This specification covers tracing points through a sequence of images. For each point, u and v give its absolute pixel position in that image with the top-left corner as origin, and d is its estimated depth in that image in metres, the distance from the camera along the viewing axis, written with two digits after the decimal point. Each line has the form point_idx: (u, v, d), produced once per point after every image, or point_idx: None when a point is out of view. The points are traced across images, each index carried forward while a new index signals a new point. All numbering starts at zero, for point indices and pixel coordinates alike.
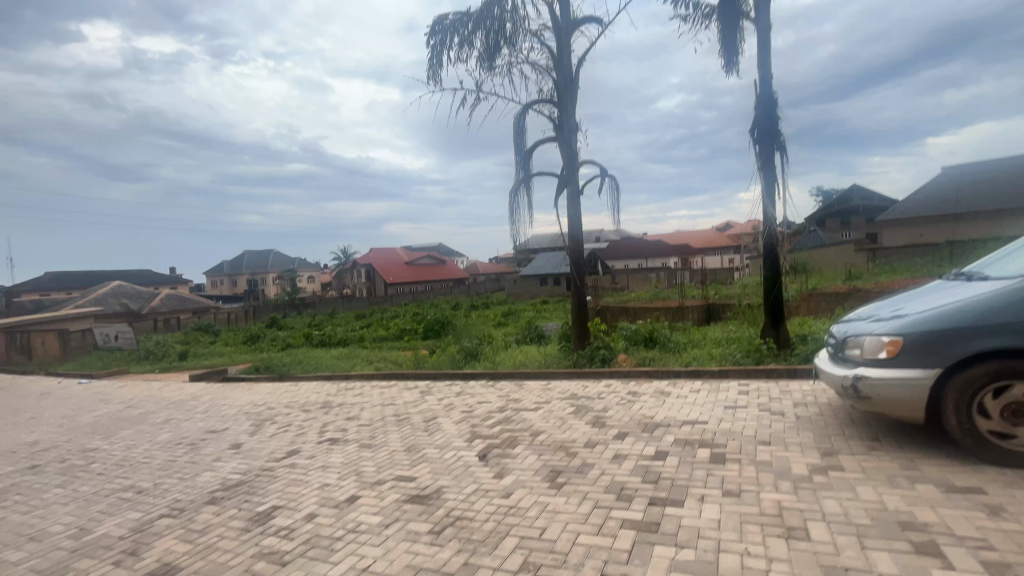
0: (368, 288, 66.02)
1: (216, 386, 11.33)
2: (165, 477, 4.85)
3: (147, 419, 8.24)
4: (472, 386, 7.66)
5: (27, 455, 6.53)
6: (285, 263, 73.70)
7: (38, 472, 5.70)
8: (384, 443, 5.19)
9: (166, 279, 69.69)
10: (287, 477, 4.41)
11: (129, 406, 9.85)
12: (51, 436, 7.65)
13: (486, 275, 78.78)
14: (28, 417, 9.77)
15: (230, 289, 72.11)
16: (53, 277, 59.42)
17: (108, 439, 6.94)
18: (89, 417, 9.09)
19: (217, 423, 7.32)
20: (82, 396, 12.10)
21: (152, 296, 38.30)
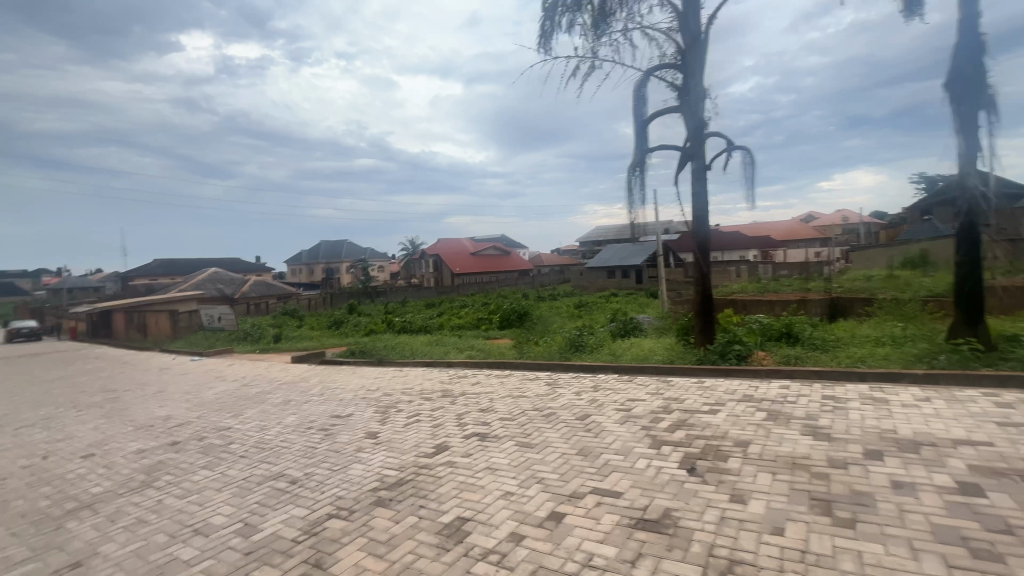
0: (435, 278, 67.18)
1: (320, 368, 11.32)
2: (313, 466, 4.43)
3: (268, 399, 8.17)
4: (607, 381, 6.81)
5: (166, 430, 6.51)
6: (358, 254, 76.85)
7: (181, 449, 5.56)
8: (547, 443, 4.47)
9: (253, 267, 74.93)
10: (455, 478, 3.79)
11: (244, 385, 9.98)
12: (182, 411, 7.73)
13: (549, 267, 77.71)
14: (156, 390, 10.18)
15: (308, 278, 76.36)
16: (160, 264, 65.71)
17: (238, 418, 6.81)
18: (211, 393, 9.27)
19: (341, 407, 7.03)
20: (199, 372, 12.62)
21: (243, 282, 41.00)
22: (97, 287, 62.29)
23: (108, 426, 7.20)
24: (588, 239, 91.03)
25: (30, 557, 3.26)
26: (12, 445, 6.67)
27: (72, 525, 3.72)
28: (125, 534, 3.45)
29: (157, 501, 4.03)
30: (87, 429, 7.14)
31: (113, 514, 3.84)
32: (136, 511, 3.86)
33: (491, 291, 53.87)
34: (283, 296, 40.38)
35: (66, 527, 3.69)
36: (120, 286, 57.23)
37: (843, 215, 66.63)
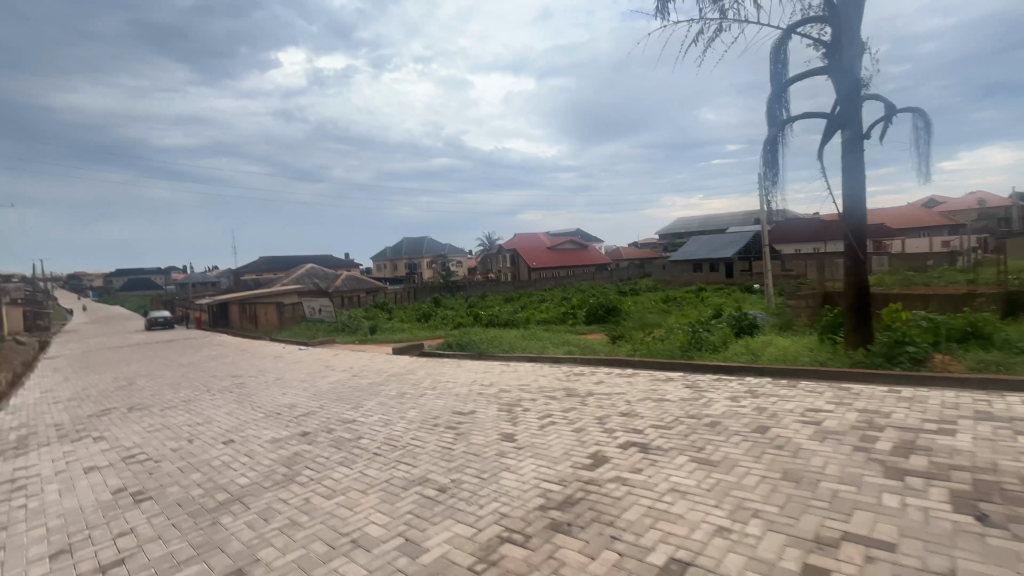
0: (512, 273, 67.37)
1: (423, 361, 11.24)
2: (458, 472, 3.98)
3: (383, 391, 8.07)
4: (763, 386, 5.81)
5: (294, 420, 6.54)
6: (437, 250, 79.37)
7: (313, 440, 5.44)
8: (732, 461, 3.67)
9: (343, 264, 79.95)
10: (639, 501, 3.13)
11: (355, 375, 10.11)
12: (304, 400, 7.84)
13: (628, 261, 75.03)
14: (275, 378, 10.61)
15: (392, 273, 80.09)
16: (265, 261, 72.16)
17: (360, 410, 6.69)
18: (327, 382, 9.42)
19: (460, 403, 6.68)
20: (309, 361, 13.16)
21: (335, 277, 43.63)
22: (216, 281, 69.86)
23: (241, 412, 7.44)
24: (669, 231, 86.66)
25: (193, 556, 3.07)
26: (161, 426, 7.05)
27: (228, 521, 3.54)
28: (281, 538, 3.18)
29: (306, 499, 3.79)
30: (222, 414, 7.43)
31: (265, 511, 3.64)
32: (286, 510, 3.63)
33: (569, 285, 52.92)
34: (372, 289, 42.33)
35: (222, 522, 3.53)
36: (233, 281, 63.67)
37: (977, 197, 57.36)
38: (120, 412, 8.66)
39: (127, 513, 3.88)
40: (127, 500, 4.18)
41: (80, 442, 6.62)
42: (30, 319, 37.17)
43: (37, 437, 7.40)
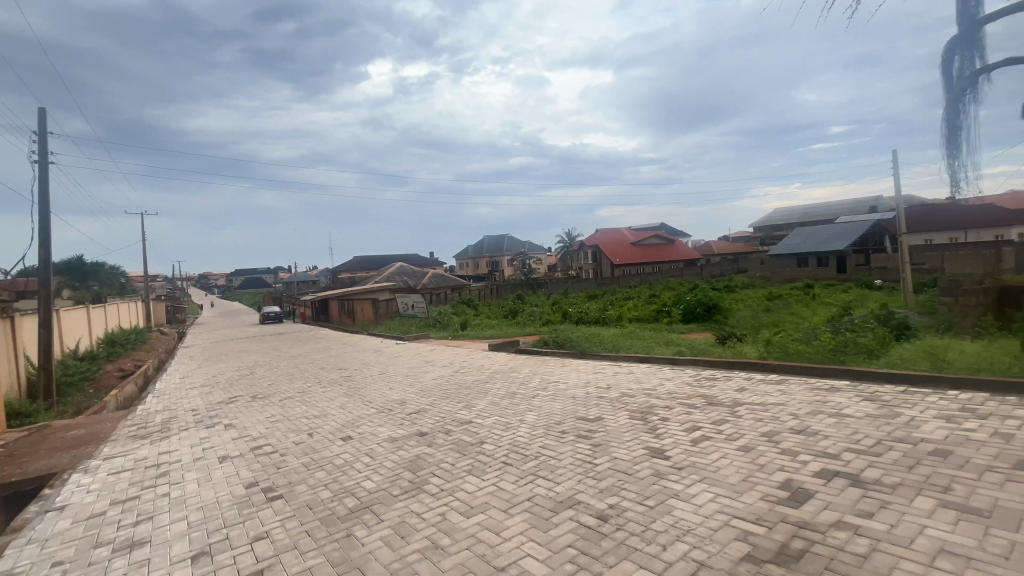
0: (594, 270, 65.66)
1: (523, 358, 10.78)
2: (614, 496, 3.32)
3: (491, 389, 7.66)
4: (985, 405, 4.48)
5: (409, 417, 6.29)
6: (518, 248, 79.72)
7: (432, 442, 5.08)
8: (1014, 512, 2.63)
9: (429, 262, 83.08)
10: (900, 566, 2.25)
11: (457, 371, 9.87)
12: (413, 396, 7.66)
13: (719, 257, 70.03)
14: (380, 372, 10.71)
15: (474, 271, 81.79)
16: (358, 261, 77.05)
17: (474, 410, 6.28)
18: (431, 378, 9.25)
19: (581, 407, 6.04)
20: (409, 356, 13.28)
21: (422, 275, 45.12)
22: (316, 280, 75.81)
23: (354, 405, 7.41)
24: (766, 222, 79.57)
25: None
26: (282, 416, 7.20)
27: (363, 534, 3.19)
28: (426, 565, 2.72)
29: (442, 515, 3.34)
30: (337, 407, 7.45)
31: (400, 526, 3.24)
32: (423, 527, 3.20)
33: (656, 282, 50.30)
34: (456, 286, 43.13)
35: (357, 535, 3.18)
36: (331, 279, 68.66)
37: None
38: (245, 400, 9.10)
39: (260, 513, 3.70)
40: (259, 496, 4.03)
41: (213, 428, 6.92)
42: (170, 314, 42.62)
43: (177, 421, 7.94)
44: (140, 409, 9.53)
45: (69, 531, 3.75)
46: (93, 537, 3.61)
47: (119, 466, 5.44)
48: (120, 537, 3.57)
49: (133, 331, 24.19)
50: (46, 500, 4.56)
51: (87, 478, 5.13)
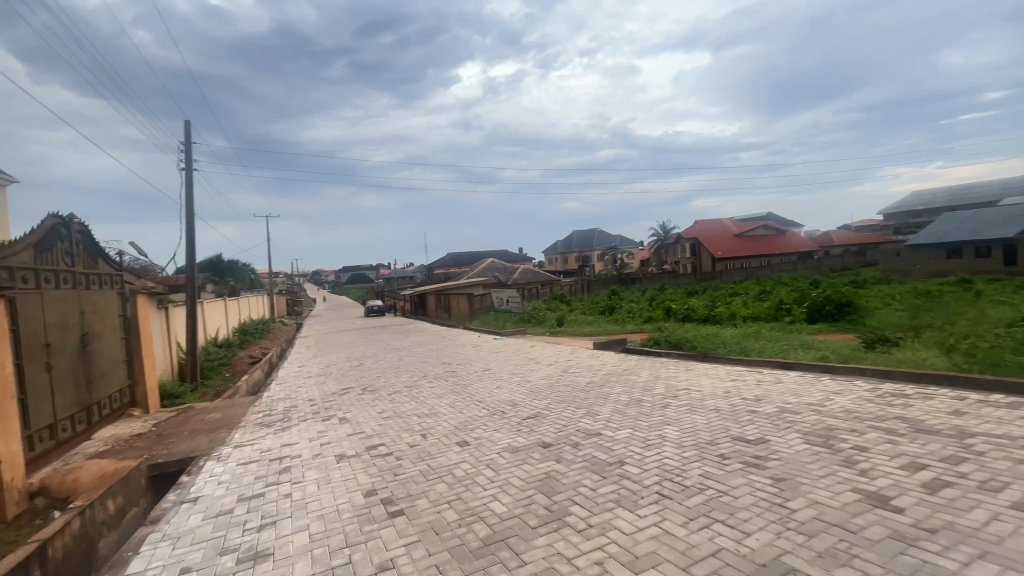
0: (692, 264, 61.44)
1: (637, 360, 9.79)
2: (846, 567, 2.37)
3: (610, 394, 6.85)
4: None
5: (526, 423, 5.70)
6: (609, 242, 77.29)
7: (559, 457, 4.41)
8: None
9: (518, 258, 83.64)
10: None
11: (566, 371, 9.17)
12: (524, 398, 7.09)
13: (842, 248, 61.99)
14: (484, 369, 10.36)
15: (563, 266, 80.85)
16: (452, 257, 79.77)
17: (599, 420, 5.51)
18: (539, 378, 8.65)
19: (733, 423, 5.01)
20: (510, 352, 12.87)
21: (513, 270, 45.23)
22: (413, 276, 79.86)
23: (464, 405, 7.01)
24: (901, 208, 68.97)
25: None
26: (394, 413, 7.02)
27: None
28: None
29: (600, 566, 2.63)
30: (447, 406, 7.11)
31: None
32: None
33: (766, 276, 45.60)
34: (547, 281, 42.50)
35: None
36: (426, 275, 71.87)
37: None
38: (357, 392, 9.19)
39: (382, 533, 3.28)
40: (380, 510, 3.63)
41: (330, 421, 6.92)
42: (290, 307, 47.22)
43: (298, 411, 8.17)
44: (266, 396, 10.09)
45: (199, 530, 3.63)
46: (220, 542, 3.42)
47: (247, 456, 5.49)
48: (244, 545, 3.35)
49: (260, 321, 26.84)
50: (183, 488, 4.61)
51: (219, 466, 5.19)
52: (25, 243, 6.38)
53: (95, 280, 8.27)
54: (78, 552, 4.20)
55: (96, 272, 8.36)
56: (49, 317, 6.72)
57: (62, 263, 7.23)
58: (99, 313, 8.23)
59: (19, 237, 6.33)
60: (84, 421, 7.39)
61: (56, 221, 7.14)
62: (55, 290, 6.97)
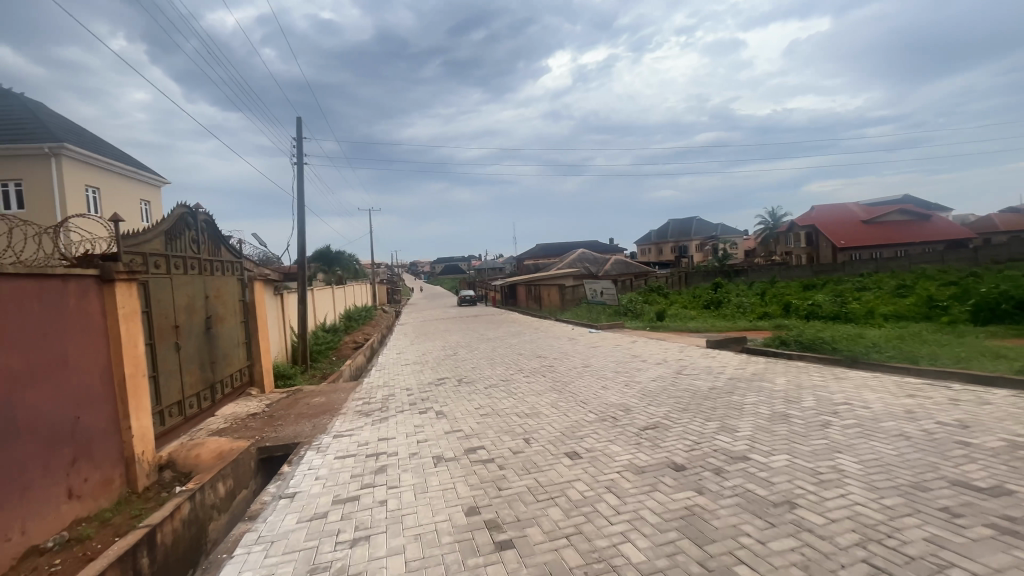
0: (809, 254, 54.73)
1: (765, 363, 8.37)
2: None
3: (744, 405, 5.69)
4: None
5: (645, 435, 4.83)
6: (708, 231, 71.85)
7: (700, 488, 3.50)
8: None
9: (609, 249, 81.12)
10: None
11: (680, 373, 8.06)
12: (637, 403, 6.18)
13: (1007, 235, 51.46)
14: (584, 365, 9.55)
15: (657, 257, 76.72)
16: (541, 249, 79.56)
17: (741, 440, 4.46)
18: (649, 379, 7.66)
19: (941, 458, 3.72)
20: (609, 347, 11.90)
21: (605, 261, 43.44)
22: (503, 268, 80.77)
23: (567, 407, 6.27)
24: None
25: None
26: (491, 410, 6.51)
27: None
28: None
29: None
30: (548, 406, 6.44)
31: None
32: None
33: (904, 268, 39.06)
34: (641, 272, 40.12)
35: None
36: (516, 266, 72.37)
37: None
38: (452, 384, 8.87)
39: (489, 572, 2.67)
40: (485, 538, 3.05)
41: (426, 414, 6.59)
42: (389, 296, 49.89)
43: (395, 400, 8.04)
44: (365, 382, 10.19)
45: (293, 536, 3.32)
46: (311, 555, 3.05)
47: (345, 448, 5.26)
48: (335, 562, 2.94)
49: (363, 308, 28.40)
50: (283, 480, 4.43)
51: (318, 459, 5.00)
52: (156, 231, 6.79)
53: (217, 267, 8.80)
54: (188, 537, 4.17)
55: (219, 259, 8.90)
56: (177, 300, 7.14)
57: (189, 250, 7.70)
58: (222, 298, 8.75)
59: (152, 225, 6.75)
60: (208, 398, 7.85)
61: (183, 210, 7.60)
62: (183, 275, 7.42)
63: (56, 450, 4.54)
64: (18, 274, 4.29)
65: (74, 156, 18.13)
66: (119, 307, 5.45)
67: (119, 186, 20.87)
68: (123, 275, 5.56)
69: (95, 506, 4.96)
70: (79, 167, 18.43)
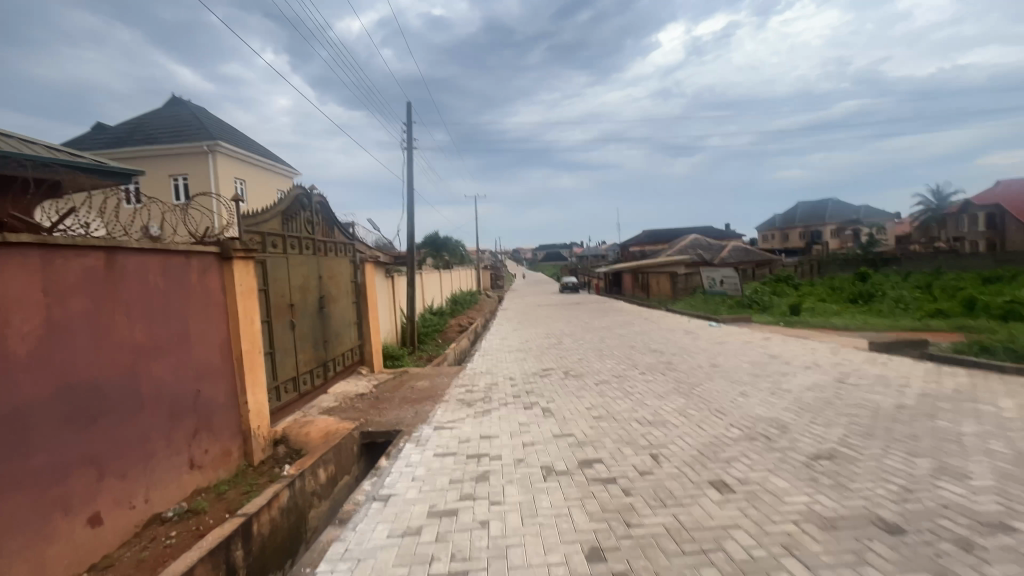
0: (989, 240, 44.60)
1: (967, 378, 6.37)
2: None
3: (964, 437, 4.14)
4: None
5: (820, 469, 3.63)
6: (849, 214, 62.19)
7: (944, 571, 2.34)
8: None
9: (725, 235, 74.27)
10: None
11: (843, 382, 6.44)
12: (794, 420, 4.89)
13: None
14: (710, 364, 8.23)
15: (782, 244, 68.45)
16: (648, 236, 75.49)
17: (983, 494, 3.09)
18: (802, 388, 6.20)
19: None
20: (737, 345, 10.29)
21: (721, 248, 39.59)
22: (606, 255, 78.32)
23: (699, 417, 5.18)
24: None
25: None
26: (605, 412, 5.65)
27: None
28: None
29: None
30: (675, 414, 5.40)
31: None
32: None
33: None
34: (764, 259, 35.73)
35: None
36: (620, 253, 69.64)
37: None
38: (557, 377, 8.14)
39: None
40: None
41: (531, 411, 5.94)
42: (493, 282, 50.78)
43: (498, 390, 7.55)
44: (468, 368, 9.89)
45: (381, 556, 2.82)
46: None
47: (444, 444, 4.80)
48: None
49: (467, 293, 28.99)
50: (379, 477, 4.04)
51: (417, 454, 4.58)
52: (275, 211, 6.96)
53: (331, 248, 9.02)
54: (286, 526, 3.96)
55: (333, 240, 9.11)
56: (293, 279, 7.31)
57: (304, 231, 7.89)
58: (335, 278, 8.95)
59: (270, 205, 6.92)
60: (320, 376, 8.04)
61: (299, 191, 7.76)
62: (298, 255, 7.60)
63: (178, 421, 4.65)
64: (145, 250, 4.37)
65: (226, 152, 20.50)
66: (236, 285, 5.54)
67: (261, 178, 23.33)
68: (241, 253, 5.64)
69: (214, 477, 5.08)
70: (230, 161, 20.81)
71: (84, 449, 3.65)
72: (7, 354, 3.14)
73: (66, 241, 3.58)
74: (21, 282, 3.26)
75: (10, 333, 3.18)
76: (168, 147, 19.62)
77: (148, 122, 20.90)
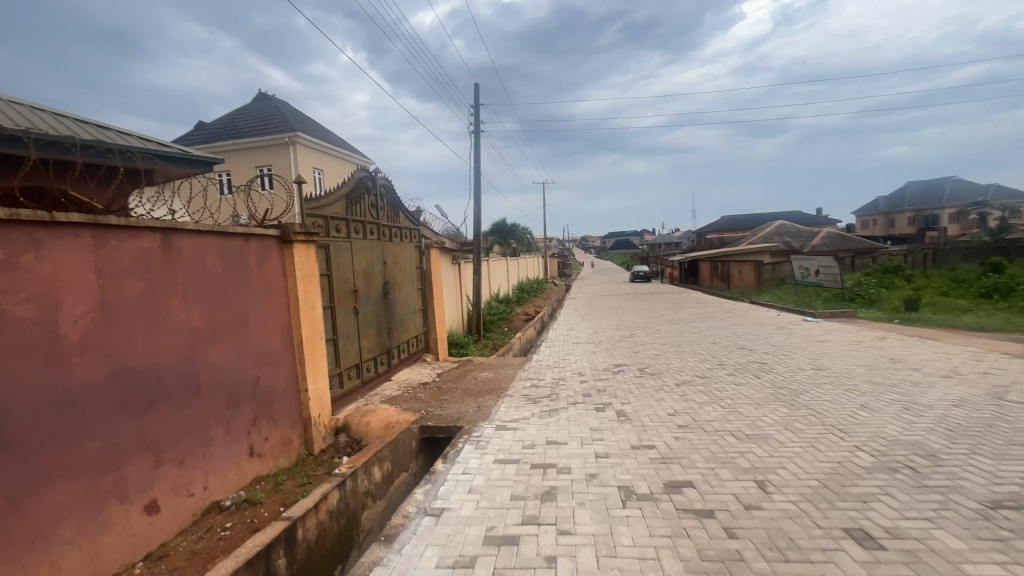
0: None
1: None
2: None
3: None
4: None
5: (1006, 525, 2.68)
6: (974, 195, 53.91)
7: None
8: None
9: (818, 221, 67.52)
10: None
11: (1003, 398, 5.12)
12: (946, 447, 3.84)
13: None
14: (816, 366, 7.06)
15: (887, 230, 60.98)
16: (728, 222, 70.52)
17: None
18: (947, 403, 5.00)
19: None
20: (845, 345, 8.87)
21: (813, 234, 35.79)
22: (680, 242, 74.29)
23: (812, 434, 4.25)
24: None
25: None
26: (692, 420, 4.87)
27: None
28: None
29: None
30: (779, 427, 4.51)
31: None
32: None
33: None
34: (867, 247, 31.77)
35: None
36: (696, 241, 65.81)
37: None
38: (632, 374, 7.38)
39: None
40: None
41: (604, 413, 5.29)
42: (561, 270, 50.08)
43: (566, 386, 6.95)
44: (534, 360, 9.37)
45: None
46: None
47: (507, 449, 4.30)
48: None
49: (534, 281, 28.45)
50: (433, 485, 3.62)
51: (476, 458, 4.12)
52: (338, 194, 6.79)
53: (396, 233, 8.84)
54: (335, 530, 3.67)
55: (398, 225, 8.92)
56: (357, 264, 7.15)
57: (368, 215, 7.72)
58: (400, 264, 8.78)
59: (333, 188, 6.76)
60: (384, 363, 7.89)
61: (363, 174, 7.58)
62: (362, 239, 7.44)
63: (237, 408, 4.55)
64: (204, 231, 4.24)
65: (305, 143, 21.37)
66: (297, 269, 5.39)
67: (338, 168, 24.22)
68: (301, 236, 5.48)
69: (274, 466, 4.98)
70: (309, 153, 21.70)
71: (140, 435, 3.55)
72: (59, 337, 3.04)
73: (119, 221, 3.45)
74: (73, 264, 3.15)
75: (62, 316, 3.07)
76: (255, 140, 20.79)
77: (238, 118, 22.36)
